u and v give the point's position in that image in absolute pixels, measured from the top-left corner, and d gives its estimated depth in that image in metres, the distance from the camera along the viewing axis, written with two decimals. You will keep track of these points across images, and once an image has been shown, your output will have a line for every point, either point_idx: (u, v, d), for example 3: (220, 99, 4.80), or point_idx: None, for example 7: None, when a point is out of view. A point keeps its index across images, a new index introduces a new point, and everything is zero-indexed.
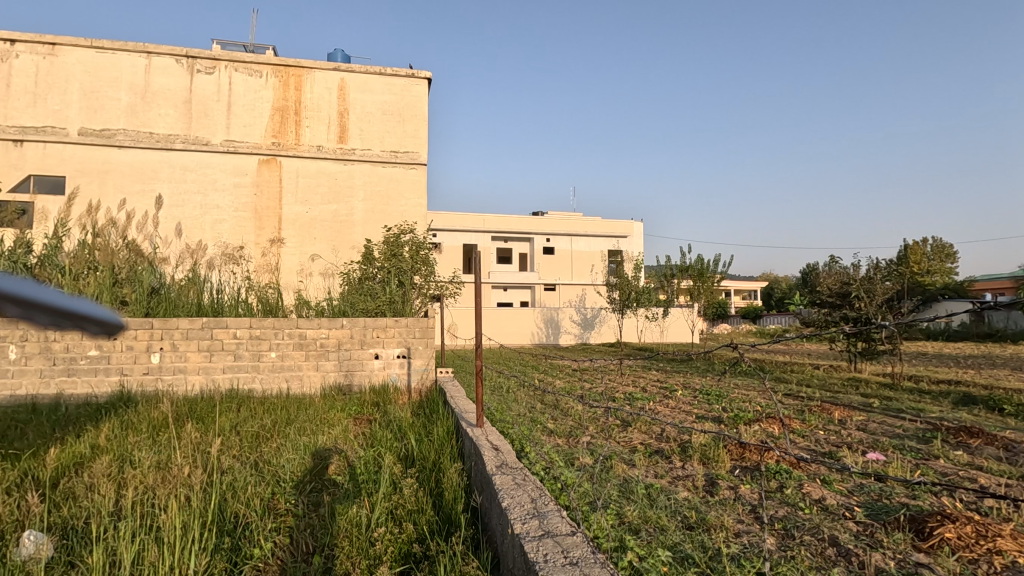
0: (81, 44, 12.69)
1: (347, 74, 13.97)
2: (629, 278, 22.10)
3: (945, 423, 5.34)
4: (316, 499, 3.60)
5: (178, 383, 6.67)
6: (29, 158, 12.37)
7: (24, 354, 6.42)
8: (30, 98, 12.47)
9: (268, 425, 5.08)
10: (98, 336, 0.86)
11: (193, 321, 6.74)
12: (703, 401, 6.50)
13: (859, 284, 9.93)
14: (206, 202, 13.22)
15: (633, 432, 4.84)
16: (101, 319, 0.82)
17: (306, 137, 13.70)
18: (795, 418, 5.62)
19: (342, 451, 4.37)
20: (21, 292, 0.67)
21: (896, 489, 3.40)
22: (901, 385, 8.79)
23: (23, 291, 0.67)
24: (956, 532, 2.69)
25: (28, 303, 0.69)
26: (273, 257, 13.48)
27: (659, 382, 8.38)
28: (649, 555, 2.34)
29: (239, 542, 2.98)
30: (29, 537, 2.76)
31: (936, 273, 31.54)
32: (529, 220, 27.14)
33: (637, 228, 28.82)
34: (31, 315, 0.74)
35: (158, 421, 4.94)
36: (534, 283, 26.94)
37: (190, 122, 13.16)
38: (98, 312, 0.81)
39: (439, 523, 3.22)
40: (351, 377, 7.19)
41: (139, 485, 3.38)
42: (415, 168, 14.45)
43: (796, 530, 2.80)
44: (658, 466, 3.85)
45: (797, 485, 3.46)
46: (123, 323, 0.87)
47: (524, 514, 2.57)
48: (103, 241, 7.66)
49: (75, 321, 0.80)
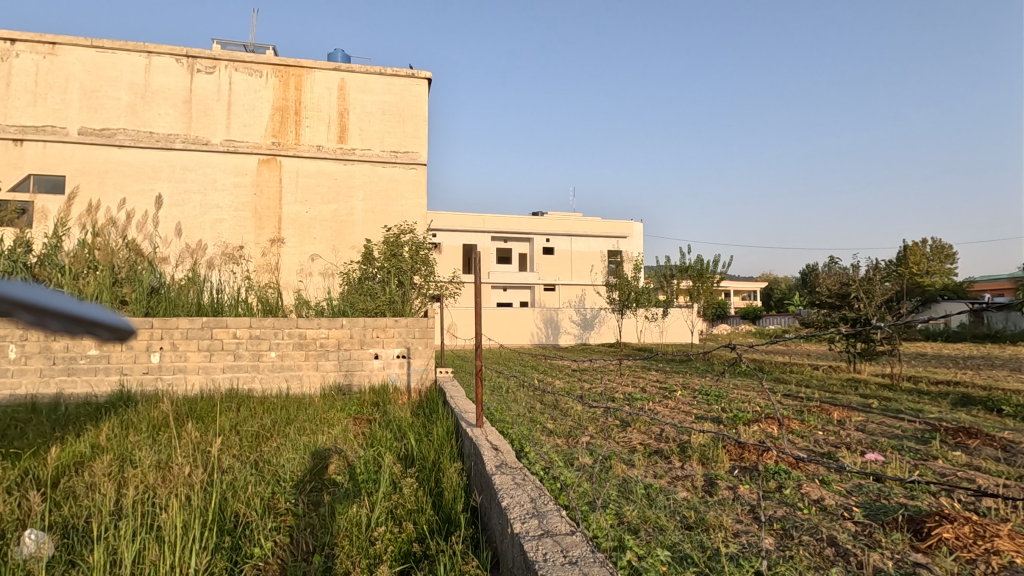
0: (81, 44, 12.69)
1: (347, 74, 13.97)
2: (629, 279, 22.11)
3: (943, 424, 5.35)
4: (316, 499, 3.61)
5: (177, 383, 6.67)
6: (28, 158, 12.38)
7: (24, 353, 6.43)
8: (30, 97, 12.47)
9: (268, 424, 5.09)
10: (111, 342, 0.87)
11: (192, 321, 6.74)
12: (703, 402, 6.51)
13: (858, 285, 9.94)
14: (206, 202, 13.22)
15: (632, 432, 4.85)
16: (113, 325, 0.82)
17: (306, 137, 13.70)
18: (794, 418, 5.63)
19: (342, 451, 4.38)
20: (34, 298, 0.67)
21: (894, 490, 3.42)
22: (900, 386, 8.80)
23: (36, 297, 0.68)
24: (954, 533, 2.70)
25: (36, 309, 0.68)
26: (273, 256, 13.48)
27: (658, 383, 8.39)
28: (648, 555, 2.35)
29: (239, 541, 2.98)
30: (29, 536, 2.77)
31: (935, 273, 31.59)
32: (529, 221, 27.15)
33: (637, 228, 28.82)
34: (45, 322, 0.74)
35: (158, 421, 4.95)
36: (534, 283, 26.96)
37: (190, 122, 13.16)
38: (110, 318, 0.82)
39: (439, 523, 3.23)
40: (351, 377, 7.20)
41: (139, 485, 3.39)
42: (415, 168, 14.45)
43: (794, 530, 2.81)
44: (657, 466, 3.87)
45: (796, 485, 3.47)
46: (135, 330, 0.86)
47: (523, 514, 2.57)
48: (102, 241, 7.67)
49: (88, 328, 0.81)
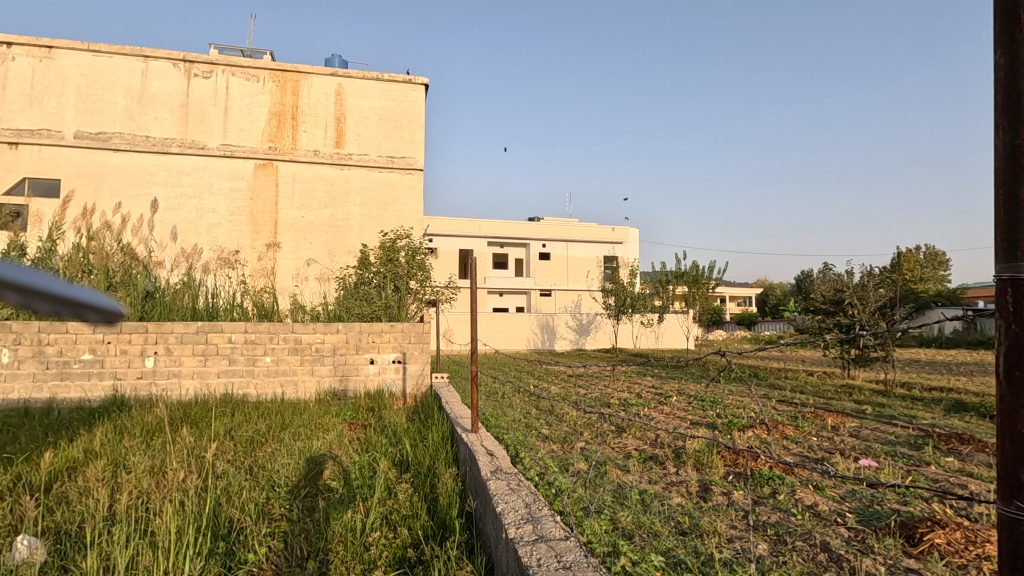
0: (77, 48, 12.66)
1: (344, 79, 14.00)
2: (624, 285, 22.25)
3: (935, 430, 5.37)
4: (311, 504, 3.60)
5: (172, 387, 6.65)
6: (24, 161, 12.36)
7: (17, 357, 6.38)
8: (26, 101, 12.44)
9: (262, 429, 5.07)
10: (97, 324, 0.93)
11: (187, 326, 6.72)
12: (697, 408, 6.51)
13: (852, 291, 9.97)
14: (202, 206, 13.21)
15: (627, 438, 4.88)
16: (99, 306, 0.88)
17: (303, 142, 13.72)
18: (787, 424, 5.62)
19: (338, 456, 4.39)
20: (21, 276, 0.74)
21: (887, 496, 3.43)
22: (894, 392, 8.85)
23: (24, 276, 0.75)
24: (946, 538, 2.73)
25: (29, 287, 0.76)
26: (269, 261, 13.44)
27: (653, 388, 8.40)
28: (641, 560, 2.36)
29: (233, 546, 2.99)
30: (20, 542, 2.76)
31: (929, 279, 31.85)
32: (525, 227, 27.20)
33: (632, 234, 28.96)
34: (31, 301, 0.82)
35: (153, 425, 4.96)
36: (529, 288, 27.09)
37: (186, 126, 13.15)
38: (96, 300, 0.87)
39: (433, 529, 3.22)
40: (345, 383, 7.18)
41: (133, 490, 3.37)
42: (411, 173, 14.45)
43: (788, 535, 2.83)
44: (653, 472, 3.88)
45: (789, 491, 3.49)
46: (122, 312, 0.92)
47: (518, 519, 2.58)
48: (97, 244, 7.64)
49: (75, 309, 0.87)
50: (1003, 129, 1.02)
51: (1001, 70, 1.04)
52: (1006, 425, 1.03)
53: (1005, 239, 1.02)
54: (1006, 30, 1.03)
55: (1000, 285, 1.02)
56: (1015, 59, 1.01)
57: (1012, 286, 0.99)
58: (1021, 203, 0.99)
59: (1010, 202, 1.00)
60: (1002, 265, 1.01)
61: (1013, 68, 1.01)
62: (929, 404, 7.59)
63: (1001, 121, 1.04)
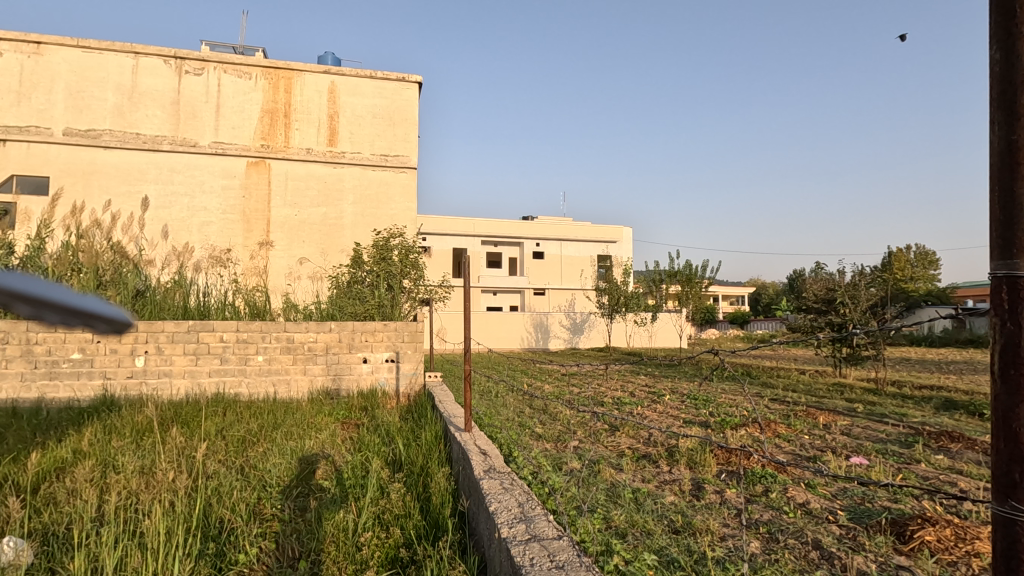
0: (67, 44, 12.51)
1: (338, 77, 13.94)
2: (618, 283, 22.26)
3: (925, 428, 5.44)
4: (302, 504, 3.58)
5: (163, 387, 6.60)
6: (11, 158, 12.22)
7: (5, 357, 6.32)
8: (14, 97, 12.30)
9: (254, 429, 5.04)
10: (107, 335, 0.83)
11: (178, 325, 6.67)
12: (691, 406, 6.55)
13: (844, 291, 10.02)
14: (193, 204, 13.10)
15: (621, 437, 4.90)
16: (110, 317, 0.78)
17: (295, 140, 13.66)
18: (779, 422, 5.65)
19: (330, 456, 4.38)
20: (26, 288, 0.64)
21: (878, 493, 3.45)
22: (885, 391, 8.89)
23: (31, 288, 0.64)
24: (935, 535, 2.75)
25: (39, 300, 0.66)
26: (261, 260, 13.34)
27: (647, 387, 8.45)
28: (634, 559, 2.37)
29: (223, 547, 2.97)
30: (7, 544, 2.72)
31: (920, 279, 32.21)
32: (520, 227, 27.25)
33: (626, 233, 29.06)
34: (41, 313, 0.71)
35: (143, 425, 4.93)
36: (523, 287, 27.14)
37: (177, 123, 13.05)
38: (107, 310, 0.77)
39: (426, 528, 3.20)
40: (338, 382, 7.15)
41: (122, 490, 3.35)
42: (405, 171, 14.40)
43: (780, 533, 2.83)
44: (646, 470, 3.88)
45: (781, 489, 3.49)
46: (135, 323, 0.82)
47: (511, 518, 2.57)
48: (87, 242, 7.54)
49: (84, 320, 0.77)
50: (1000, 125, 1.02)
51: (997, 66, 1.04)
52: (1000, 424, 1.03)
53: (999, 236, 1.02)
54: (1003, 24, 1.03)
55: (996, 283, 1.01)
56: (1010, 55, 1.01)
57: (1007, 283, 0.99)
58: (1015, 199, 0.99)
59: (1005, 199, 1.00)
60: (998, 262, 1.01)
61: (1008, 63, 1.01)
62: (920, 402, 7.65)
63: (998, 114, 1.03)
